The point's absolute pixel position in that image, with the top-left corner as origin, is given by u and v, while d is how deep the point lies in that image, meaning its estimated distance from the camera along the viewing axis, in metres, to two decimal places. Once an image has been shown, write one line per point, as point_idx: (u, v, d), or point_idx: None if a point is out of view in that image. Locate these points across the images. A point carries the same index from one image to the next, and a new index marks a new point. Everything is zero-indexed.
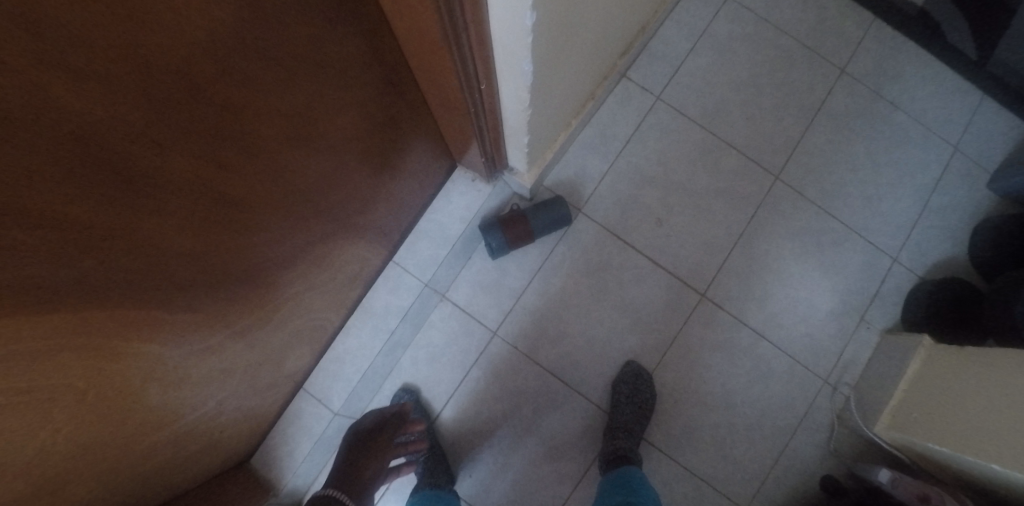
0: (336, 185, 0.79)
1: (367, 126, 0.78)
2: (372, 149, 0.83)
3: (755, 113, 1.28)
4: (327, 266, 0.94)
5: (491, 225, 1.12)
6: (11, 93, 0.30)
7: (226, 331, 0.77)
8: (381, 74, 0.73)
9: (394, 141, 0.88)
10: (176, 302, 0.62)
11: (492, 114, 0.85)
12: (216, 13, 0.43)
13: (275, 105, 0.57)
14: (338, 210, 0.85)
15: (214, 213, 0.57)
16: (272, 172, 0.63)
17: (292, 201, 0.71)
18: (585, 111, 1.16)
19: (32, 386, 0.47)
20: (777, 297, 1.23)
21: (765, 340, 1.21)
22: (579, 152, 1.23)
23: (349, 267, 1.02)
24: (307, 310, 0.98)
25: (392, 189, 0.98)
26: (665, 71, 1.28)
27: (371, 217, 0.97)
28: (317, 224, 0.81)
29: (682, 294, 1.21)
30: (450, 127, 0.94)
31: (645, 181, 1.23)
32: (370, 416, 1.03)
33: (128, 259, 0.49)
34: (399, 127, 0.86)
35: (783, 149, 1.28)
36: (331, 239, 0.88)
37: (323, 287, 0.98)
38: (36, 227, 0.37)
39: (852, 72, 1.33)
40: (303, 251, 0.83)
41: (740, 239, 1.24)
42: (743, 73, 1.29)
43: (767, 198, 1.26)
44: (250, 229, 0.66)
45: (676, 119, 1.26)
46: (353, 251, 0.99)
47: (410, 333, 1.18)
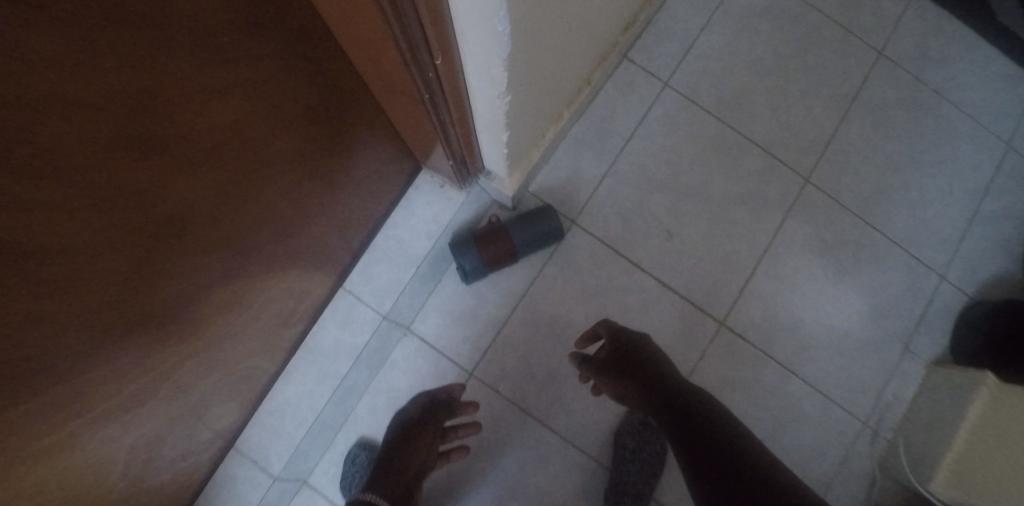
0: (234, 206, 0.55)
1: (270, 123, 0.54)
2: (286, 153, 0.59)
3: (781, 104, 1.07)
4: (245, 307, 0.71)
5: (465, 243, 0.90)
6: None
7: (85, 422, 0.53)
8: (280, 43, 0.48)
9: (318, 140, 0.64)
10: (9, 406, 0.42)
11: (457, 103, 0.62)
12: None
13: (85, 99, 0.33)
14: (245, 239, 0.61)
15: (41, 276, 0.37)
16: (127, 200, 0.41)
17: (152, 239, 0.47)
18: (579, 100, 0.93)
19: None
20: (808, 324, 1.04)
21: (795, 377, 1.03)
22: (572, 150, 1.00)
23: (277, 304, 0.78)
24: (224, 363, 0.75)
25: (329, 203, 0.75)
26: (673, 52, 1.05)
27: (301, 241, 0.74)
28: (210, 261, 0.57)
29: (699, 322, 1.00)
30: (399, 116, 0.70)
31: (653, 185, 1.01)
32: (416, 403, 0.85)
33: None
34: (321, 120, 0.62)
35: (814, 147, 1.07)
36: (240, 276, 0.65)
37: (242, 334, 0.74)
38: None
39: (891, 54, 1.13)
40: (192, 298, 0.59)
41: (766, 255, 1.03)
42: (767, 56, 1.08)
43: (797, 205, 1.05)
44: (76, 287, 0.41)
45: (688, 110, 1.04)
46: (280, 286, 0.75)
47: (367, 376, 0.94)
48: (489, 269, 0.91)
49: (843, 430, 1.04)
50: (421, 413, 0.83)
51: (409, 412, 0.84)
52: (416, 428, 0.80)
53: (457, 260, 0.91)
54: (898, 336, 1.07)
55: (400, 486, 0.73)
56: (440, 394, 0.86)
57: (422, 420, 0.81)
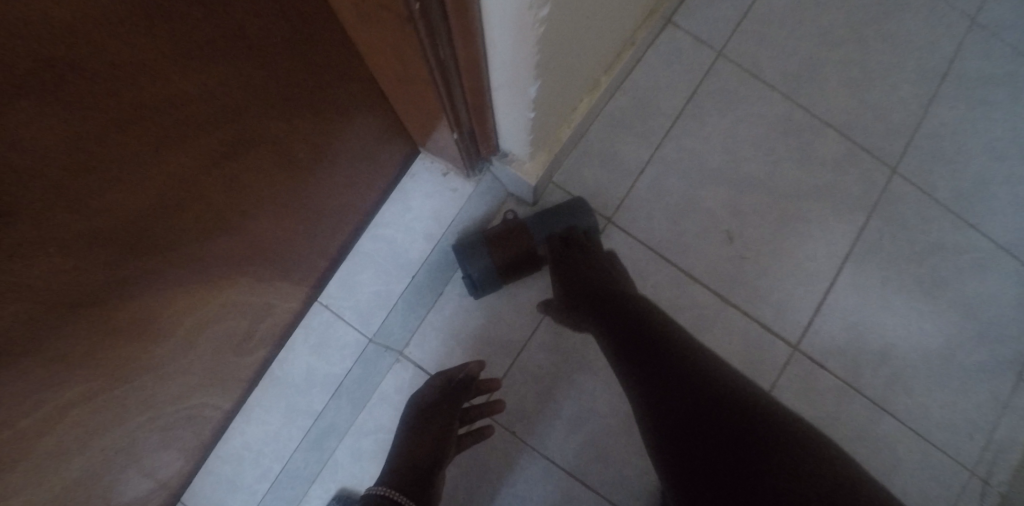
0: (85, 185, 0.32)
1: (141, 40, 0.30)
2: (191, 102, 0.36)
3: (859, 79, 0.88)
4: (153, 335, 0.49)
5: (474, 245, 0.71)
6: None
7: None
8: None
9: (252, 87, 0.41)
10: None
11: (463, 39, 0.41)
12: None
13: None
14: (122, 236, 0.38)
15: None
16: None
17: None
18: (619, 68, 0.74)
19: None
20: (898, 347, 0.83)
21: (885, 414, 0.82)
22: (605, 133, 0.81)
23: (211, 329, 0.57)
24: (139, 411, 0.54)
25: (278, 185, 0.53)
26: (728, 14, 0.86)
27: (237, 237, 0.52)
28: (52, 275, 0.34)
29: (765, 344, 0.80)
30: (380, 64, 0.49)
31: (705, 175, 0.82)
32: (428, 385, 0.70)
33: None
34: (268, 62, 0.41)
35: (901, 131, 0.87)
36: (126, 290, 0.42)
37: (155, 372, 0.53)
38: None
39: (990, 20, 0.93)
40: (27, 330, 0.36)
41: (847, 262, 0.83)
42: (840, 21, 0.89)
43: (882, 200, 0.85)
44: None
45: (747, 85, 0.85)
46: (211, 303, 0.54)
47: (348, 413, 0.74)
48: (502, 280, 0.72)
49: (946, 482, 0.82)
50: (435, 398, 0.68)
51: (421, 397, 0.69)
52: (429, 416, 0.66)
53: (462, 268, 0.71)
54: (1012, 363, 0.85)
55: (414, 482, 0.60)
56: (456, 373, 0.70)
57: (435, 404, 0.67)
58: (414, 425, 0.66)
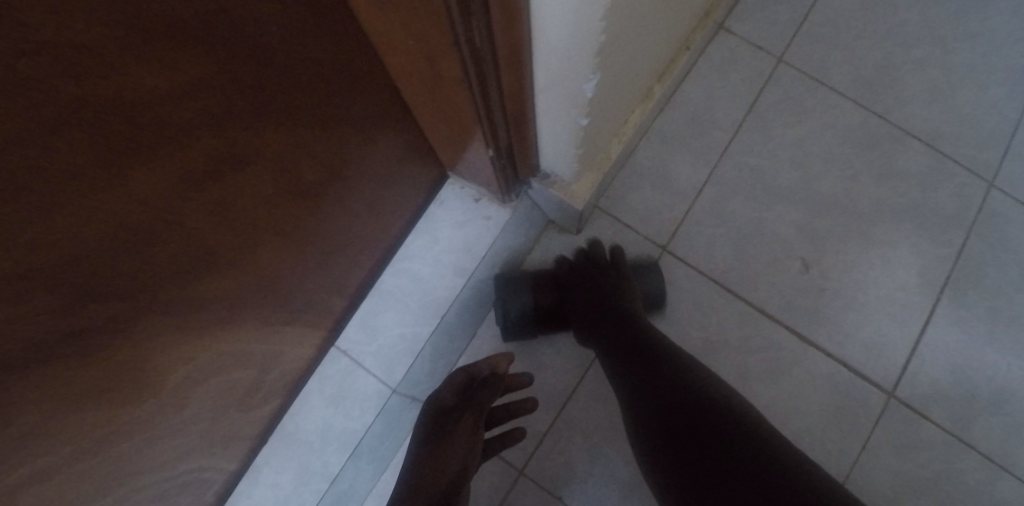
0: (20, 214, 0.23)
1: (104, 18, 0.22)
2: (166, 100, 0.28)
3: (941, 81, 0.77)
4: (133, 394, 0.41)
5: (521, 283, 0.63)
6: None
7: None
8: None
9: (246, 88, 0.33)
10: None
11: (505, 28, 0.33)
12: None
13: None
14: (80, 277, 0.30)
15: None
16: None
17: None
18: (671, 76, 0.66)
19: None
20: (1020, 393, 0.69)
21: (1005, 475, 0.67)
22: (655, 151, 0.73)
23: (206, 383, 0.49)
24: (119, 490, 0.46)
25: (281, 207, 0.45)
26: (786, 17, 0.78)
27: (237, 272, 0.45)
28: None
29: (853, 391, 0.68)
30: (405, 64, 0.41)
31: (771, 194, 0.72)
32: (447, 385, 0.60)
33: None
34: (272, 71, 0.34)
35: (997, 138, 0.76)
36: (97, 344, 0.35)
37: (140, 436, 0.45)
38: None
39: None
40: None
41: (946, 291, 0.71)
42: (914, 19, 0.79)
43: (981, 217, 0.73)
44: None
45: (812, 93, 0.76)
46: (208, 351, 0.47)
47: (368, 477, 0.64)
48: (542, 330, 0.64)
49: None
50: (454, 399, 0.58)
51: (440, 401, 0.59)
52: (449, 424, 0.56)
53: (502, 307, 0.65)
54: None
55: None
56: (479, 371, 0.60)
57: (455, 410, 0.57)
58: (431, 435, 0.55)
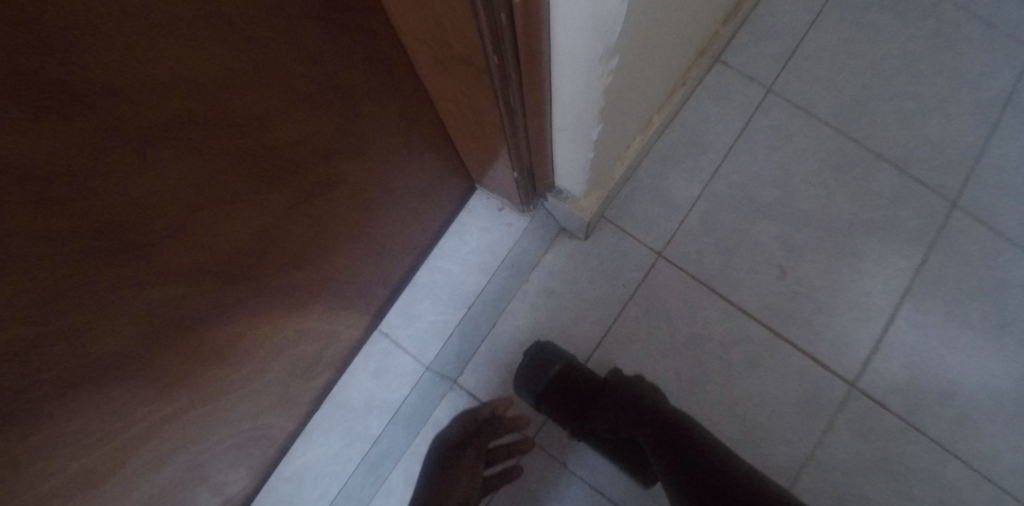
0: (205, 214, 0.36)
1: (267, 91, 0.34)
2: (289, 141, 0.40)
3: (914, 110, 0.87)
4: (240, 358, 0.54)
5: (550, 357, 0.74)
6: None
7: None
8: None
9: (341, 128, 0.46)
10: None
11: (534, 87, 0.45)
12: None
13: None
14: (226, 265, 0.42)
15: None
16: (81, 216, 0.26)
17: (3, 291, 0.24)
18: (670, 105, 0.77)
19: None
20: (967, 387, 0.80)
21: (950, 457, 0.78)
22: (655, 169, 0.83)
23: (283, 356, 0.62)
24: (217, 435, 0.59)
25: (353, 218, 0.57)
26: (776, 50, 0.88)
27: (318, 267, 0.57)
28: (169, 304, 0.38)
29: (822, 382, 0.79)
30: (452, 107, 0.53)
31: (756, 209, 0.82)
32: (454, 424, 0.76)
33: None
34: (360, 115, 0.47)
35: (960, 163, 0.86)
36: (228, 317, 0.48)
37: (237, 394, 0.58)
38: None
39: None
40: (140, 361, 0.39)
41: (907, 297, 0.81)
42: (892, 53, 0.89)
43: (943, 232, 0.83)
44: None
45: (797, 120, 0.86)
46: (288, 329, 0.59)
47: (404, 440, 0.77)
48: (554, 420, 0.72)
49: None
50: (459, 438, 0.75)
51: (447, 435, 0.76)
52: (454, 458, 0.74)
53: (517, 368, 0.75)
54: None
55: None
56: (480, 413, 0.76)
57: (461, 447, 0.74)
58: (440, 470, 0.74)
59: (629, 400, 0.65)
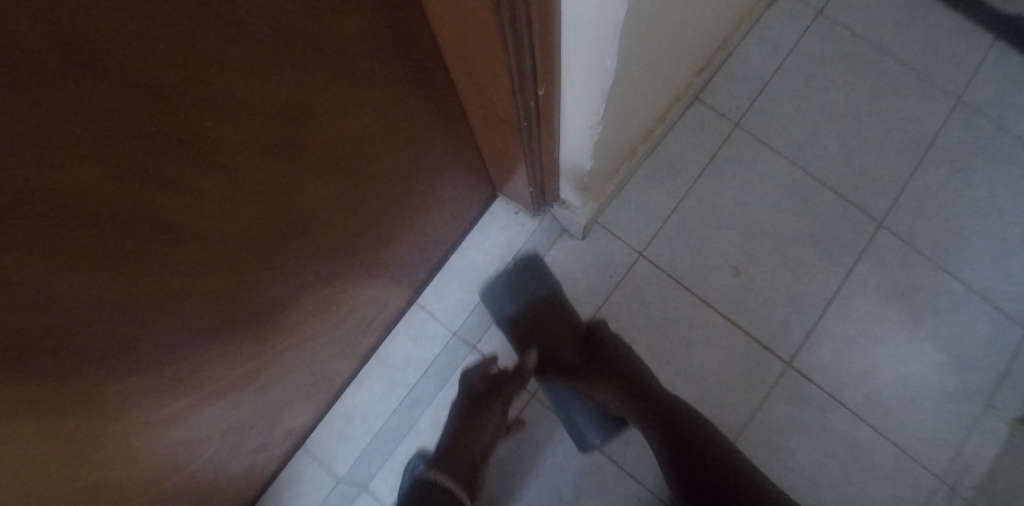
0: (326, 208, 0.61)
1: (367, 139, 0.59)
2: (377, 167, 0.65)
3: (854, 146, 1.08)
4: (316, 306, 0.76)
5: (547, 281, 1.00)
6: None
7: (168, 403, 0.60)
8: (380, 58, 0.52)
9: (407, 160, 0.71)
10: (145, 359, 0.52)
11: (545, 127, 0.67)
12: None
13: (162, 80, 0.32)
14: (331, 242, 0.68)
15: (206, 248, 0.47)
16: (275, 201, 0.52)
17: (237, 234, 0.50)
18: (651, 137, 0.99)
19: None
20: (879, 371, 1.01)
21: (862, 424, 0.99)
22: (640, 185, 1.04)
23: (351, 315, 0.86)
24: (300, 366, 0.83)
25: (409, 220, 0.82)
26: (744, 92, 1.09)
27: (382, 252, 0.82)
28: (297, 261, 0.64)
29: (763, 361, 1.00)
30: (486, 139, 0.75)
31: (721, 222, 1.03)
32: (481, 375, 0.90)
33: (84, 304, 0.39)
34: (420, 149, 0.71)
35: (889, 191, 1.07)
36: (326, 279, 0.73)
37: (318, 338, 0.82)
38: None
39: (971, 100, 1.12)
40: (275, 293, 0.65)
41: (836, 297, 1.03)
42: (839, 99, 1.11)
43: (869, 247, 1.04)
44: (154, 279, 0.44)
45: (757, 150, 1.06)
46: (357, 296, 0.83)
47: (432, 390, 0.99)
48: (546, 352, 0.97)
49: (917, 487, 0.98)
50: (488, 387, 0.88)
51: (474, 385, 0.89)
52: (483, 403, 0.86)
53: (518, 284, 1.00)
54: (979, 390, 1.01)
55: (464, 466, 0.80)
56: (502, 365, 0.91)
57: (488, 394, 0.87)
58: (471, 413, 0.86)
59: (617, 360, 0.90)
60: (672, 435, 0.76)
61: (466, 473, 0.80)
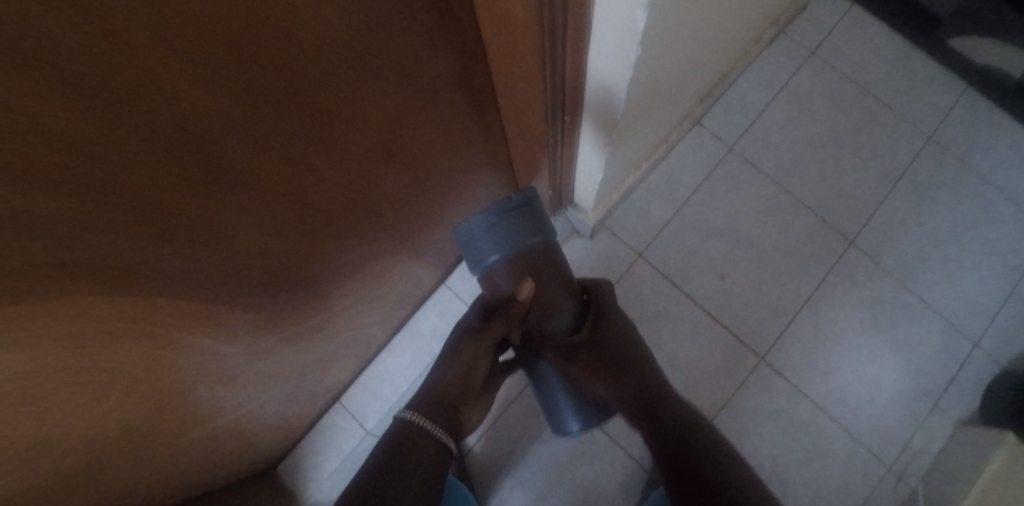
0: (384, 194, 0.76)
1: (424, 142, 0.74)
2: (428, 166, 0.80)
3: (831, 173, 1.25)
4: (375, 278, 0.94)
5: (541, 225, 0.84)
6: (122, 76, 0.31)
7: (260, 342, 0.77)
8: (450, 92, 0.69)
9: (453, 164, 0.86)
10: (241, 301, 0.66)
11: (568, 143, 0.87)
12: (321, 20, 0.43)
13: (283, 80, 0.45)
14: (381, 223, 0.82)
15: (293, 211, 0.60)
16: (346, 181, 0.65)
17: (312, 204, 0.63)
18: (656, 155, 1.17)
19: (95, 370, 0.51)
20: (842, 370, 1.16)
21: (822, 415, 1.14)
22: (643, 196, 1.22)
23: (393, 290, 1.03)
24: (350, 329, 1.00)
25: (444, 213, 0.98)
26: (739, 122, 1.27)
27: (421, 237, 0.97)
28: (355, 236, 0.78)
29: (738, 353, 1.16)
30: (517, 150, 0.93)
31: (710, 232, 1.21)
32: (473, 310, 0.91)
33: (197, 245, 0.51)
34: (465, 157, 0.87)
35: (860, 215, 1.23)
36: (376, 256, 0.88)
37: (366, 306, 0.99)
38: (112, 206, 0.38)
39: (939, 140, 1.28)
40: (335, 261, 0.79)
41: (807, 303, 1.19)
42: (822, 131, 1.28)
43: (839, 263, 1.21)
44: (269, 233, 0.60)
45: (746, 173, 1.24)
46: (399, 273, 1.00)
47: None
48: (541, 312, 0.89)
49: (868, 473, 1.11)
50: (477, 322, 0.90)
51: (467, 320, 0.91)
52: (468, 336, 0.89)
53: (507, 229, 0.80)
54: (929, 393, 1.15)
55: (443, 413, 0.83)
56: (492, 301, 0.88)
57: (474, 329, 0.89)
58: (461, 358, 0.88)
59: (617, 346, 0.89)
60: (668, 440, 0.80)
61: (443, 419, 0.83)
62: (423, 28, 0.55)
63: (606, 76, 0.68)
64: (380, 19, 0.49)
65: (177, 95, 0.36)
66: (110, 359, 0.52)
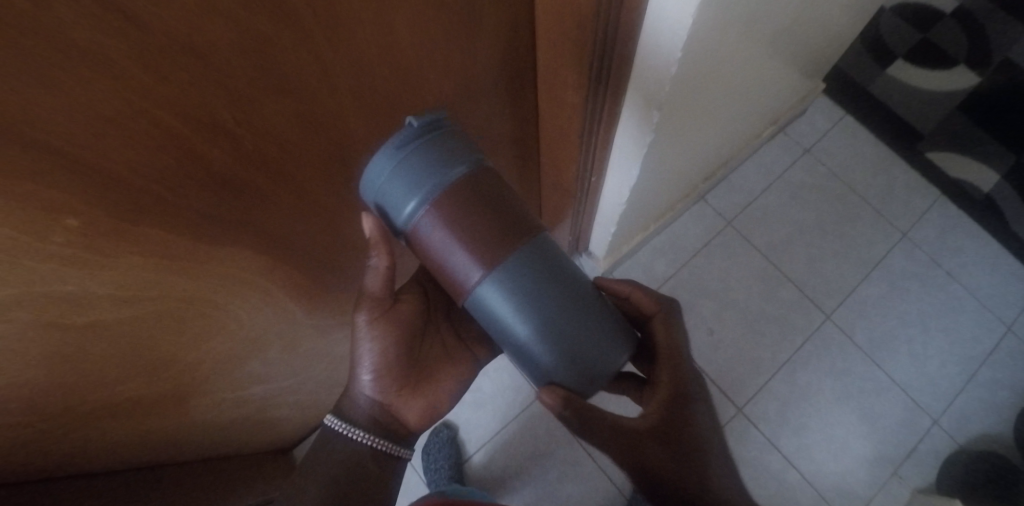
0: None
1: None
2: None
3: (815, 254, 1.43)
4: None
5: (458, 149, 0.61)
6: (314, 88, 0.50)
7: (322, 321, 0.95)
8: (508, 146, 0.89)
9: None
10: (322, 284, 0.84)
11: (591, 198, 1.07)
12: (437, 81, 0.63)
13: (399, 114, 0.64)
14: None
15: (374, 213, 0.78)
16: None
17: None
18: (664, 219, 1.36)
19: (227, 309, 0.68)
20: (812, 429, 1.28)
21: (791, 468, 1.25)
22: (648, 254, 1.41)
23: None
24: None
25: None
26: (738, 200, 1.48)
27: None
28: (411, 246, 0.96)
29: (719, 402, 1.30)
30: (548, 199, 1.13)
31: (703, 291, 1.38)
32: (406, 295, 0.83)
33: (304, 223, 0.67)
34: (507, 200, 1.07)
35: (837, 293, 1.40)
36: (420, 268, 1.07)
37: None
38: (271, 175, 0.55)
39: (913, 237, 1.46)
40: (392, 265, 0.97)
41: (785, 365, 1.33)
42: (809, 218, 1.47)
43: (815, 333, 1.36)
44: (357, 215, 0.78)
45: (740, 245, 1.43)
46: None
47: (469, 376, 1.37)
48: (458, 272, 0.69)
49: None
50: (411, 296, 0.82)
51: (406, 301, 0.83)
52: None
53: (415, 159, 0.59)
54: (890, 460, 1.26)
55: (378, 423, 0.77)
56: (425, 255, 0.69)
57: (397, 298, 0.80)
58: (398, 334, 0.76)
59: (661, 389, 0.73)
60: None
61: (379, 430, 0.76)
62: (500, 96, 0.76)
63: (626, 148, 0.89)
64: (474, 87, 0.70)
65: (336, 108, 0.54)
66: (238, 303, 0.69)
